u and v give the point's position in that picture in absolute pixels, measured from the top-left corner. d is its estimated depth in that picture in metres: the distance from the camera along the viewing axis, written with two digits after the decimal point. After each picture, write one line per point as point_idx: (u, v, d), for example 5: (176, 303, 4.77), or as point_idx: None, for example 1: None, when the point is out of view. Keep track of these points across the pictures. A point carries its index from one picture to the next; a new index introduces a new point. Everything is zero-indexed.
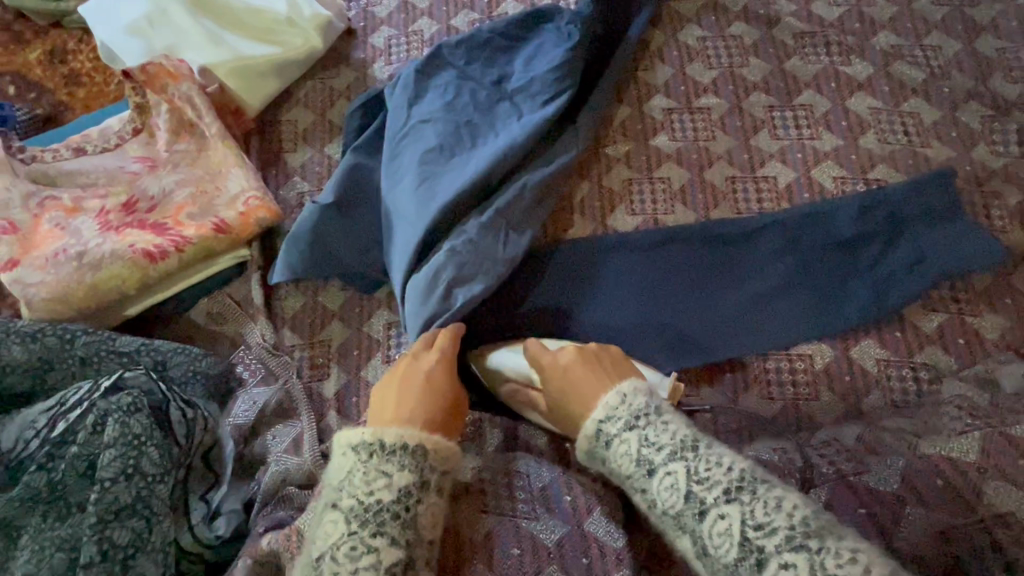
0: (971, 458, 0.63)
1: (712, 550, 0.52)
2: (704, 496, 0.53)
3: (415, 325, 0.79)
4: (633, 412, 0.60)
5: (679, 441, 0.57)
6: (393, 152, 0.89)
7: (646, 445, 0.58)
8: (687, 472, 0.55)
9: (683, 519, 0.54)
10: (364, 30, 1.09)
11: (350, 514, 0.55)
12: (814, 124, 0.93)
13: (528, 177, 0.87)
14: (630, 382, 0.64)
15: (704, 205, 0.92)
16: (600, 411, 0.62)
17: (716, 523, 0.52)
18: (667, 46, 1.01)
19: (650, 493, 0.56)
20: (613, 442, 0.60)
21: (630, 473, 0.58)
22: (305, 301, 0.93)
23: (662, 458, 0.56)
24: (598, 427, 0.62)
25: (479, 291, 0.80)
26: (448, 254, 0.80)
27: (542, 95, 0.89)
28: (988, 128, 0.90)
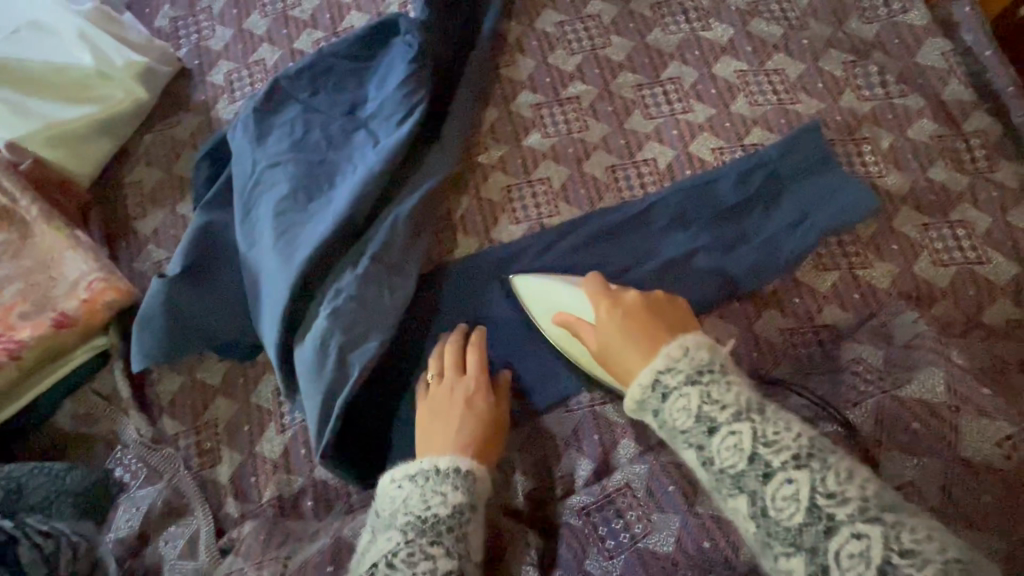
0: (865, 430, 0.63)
1: (773, 514, 0.49)
2: (771, 460, 0.51)
3: (309, 395, 0.71)
4: (694, 367, 0.56)
5: (743, 403, 0.53)
6: (245, 205, 0.80)
7: (707, 402, 0.54)
8: (752, 434, 0.52)
9: (744, 479, 0.51)
10: (200, 68, 0.99)
11: (407, 527, 0.57)
12: (684, 97, 0.90)
13: (398, 209, 0.79)
14: (682, 342, 0.58)
15: (589, 200, 0.88)
16: (660, 361, 0.57)
17: (782, 488, 0.50)
18: (525, 36, 0.95)
19: (707, 451, 0.53)
20: (670, 398, 0.55)
21: (686, 427, 0.54)
22: (182, 381, 0.84)
23: (725, 417, 0.53)
24: (656, 377, 0.57)
25: (373, 349, 0.72)
26: (329, 317, 0.72)
27: (396, 116, 0.81)
28: (851, 74, 0.89)
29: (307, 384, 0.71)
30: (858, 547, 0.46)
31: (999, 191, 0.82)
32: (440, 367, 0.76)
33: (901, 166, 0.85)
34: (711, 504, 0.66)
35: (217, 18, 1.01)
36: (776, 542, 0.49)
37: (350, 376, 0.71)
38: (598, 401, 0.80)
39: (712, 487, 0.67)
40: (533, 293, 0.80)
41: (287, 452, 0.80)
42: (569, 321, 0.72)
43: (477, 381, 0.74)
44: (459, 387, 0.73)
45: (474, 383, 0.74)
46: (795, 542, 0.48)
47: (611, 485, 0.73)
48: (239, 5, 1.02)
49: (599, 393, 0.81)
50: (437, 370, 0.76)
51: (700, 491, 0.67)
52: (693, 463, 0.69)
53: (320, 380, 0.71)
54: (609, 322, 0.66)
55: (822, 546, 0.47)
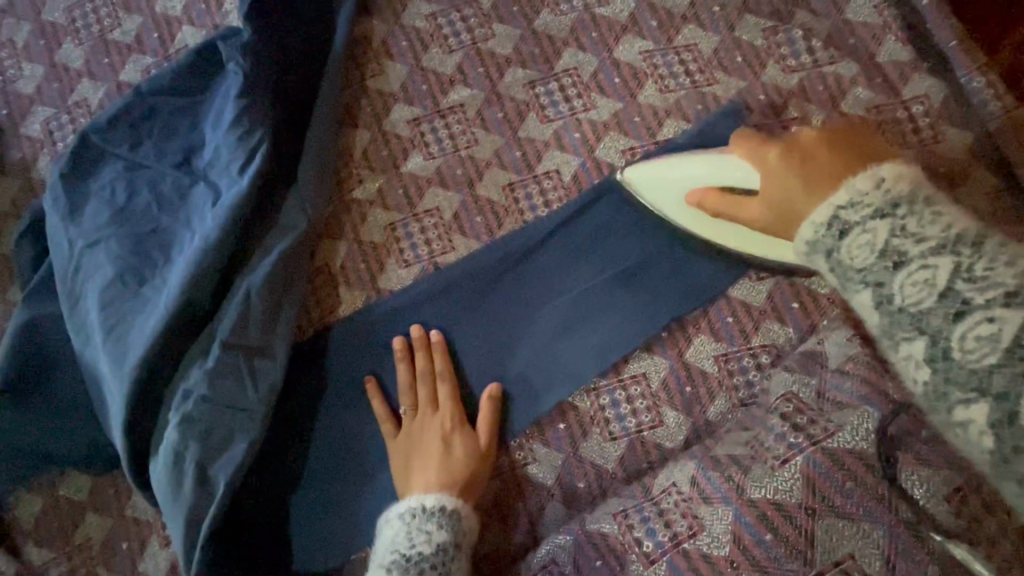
0: (795, 498, 0.56)
1: (959, 357, 0.38)
2: (971, 298, 0.38)
3: (173, 522, 0.61)
4: (891, 200, 0.43)
5: (947, 234, 0.41)
6: (68, 295, 0.66)
7: (899, 234, 0.42)
8: (953, 268, 0.40)
9: (926, 319, 0.40)
10: (10, 118, 0.82)
11: (391, 565, 0.59)
12: (584, 91, 0.77)
13: (250, 279, 0.66)
14: (889, 170, 0.45)
15: (486, 227, 0.75)
16: (840, 195, 0.45)
17: (978, 327, 0.38)
18: (392, 36, 0.80)
19: (888, 289, 0.42)
20: (850, 235, 0.44)
21: (866, 265, 0.43)
22: (44, 501, 0.73)
23: (921, 250, 0.41)
24: (835, 212, 0.45)
25: (240, 454, 0.62)
26: (179, 427, 0.61)
27: (234, 163, 0.68)
28: (772, 42, 0.76)
29: (166, 507, 0.61)
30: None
31: (946, 164, 0.72)
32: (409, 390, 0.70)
33: None
34: None
35: (22, 54, 0.84)
36: (954, 388, 0.38)
37: (216, 493, 0.60)
38: (520, 463, 0.70)
39: (640, 566, 0.59)
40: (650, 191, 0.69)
41: (175, 567, 0.70)
42: (704, 196, 0.63)
43: (456, 411, 0.69)
44: (435, 423, 0.68)
45: (451, 415, 0.69)
46: (981, 386, 0.37)
47: (534, 560, 0.65)
48: (47, 33, 0.84)
49: (519, 452, 0.70)
50: (407, 400, 0.69)
51: (628, 569, 0.59)
52: (620, 533, 0.61)
53: (178, 502, 0.60)
54: (773, 168, 0.55)
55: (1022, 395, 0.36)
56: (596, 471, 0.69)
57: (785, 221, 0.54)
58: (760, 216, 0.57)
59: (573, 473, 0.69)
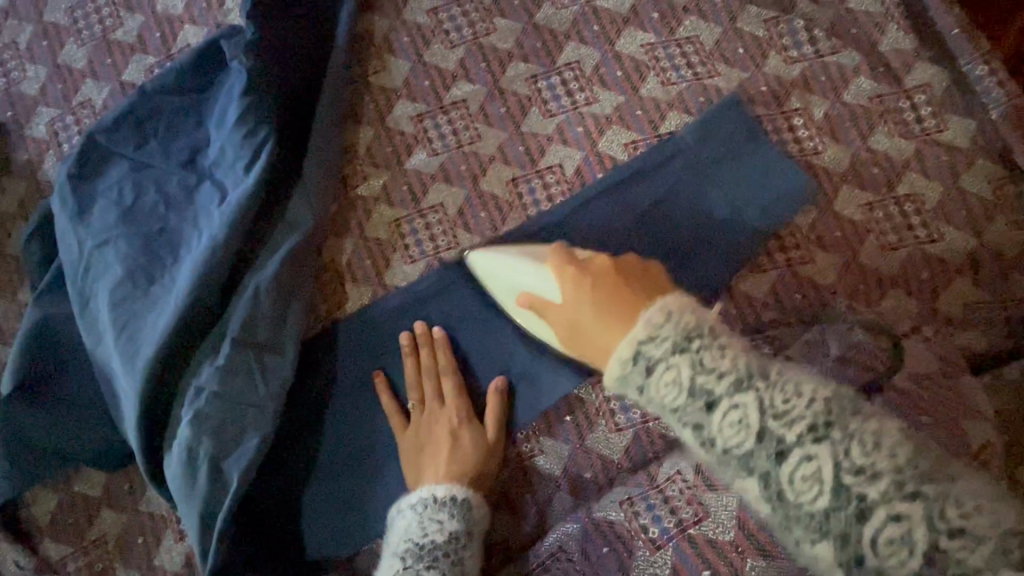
0: None
1: (792, 497, 0.37)
2: (784, 437, 0.37)
3: (189, 516, 0.62)
4: (683, 331, 0.42)
5: (742, 366, 0.40)
6: (79, 295, 0.67)
7: (701, 371, 0.40)
8: (757, 405, 0.38)
9: (752, 460, 0.38)
10: (15, 119, 0.82)
11: (405, 554, 0.61)
12: (587, 84, 0.77)
13: (258, 276, 0.67)
14: (664, 304, 0.45)
15: (491, 222, 0.76)
16: (641, 329, 0.43)
17: (802, 466, 0.36)
18: (394, 33, 0.80)
19: (707, 431, 0.39)
20: (656, 372, 0.42)
21: (677, 405, 0.40)
22: (60, 497, 0.74)
23: (725, 388, 0.39)
24: (638, 349, 0.43)
25: (253, 449, 0.63)
26: (193, 423, 0.62)
27: (241, 162, 0.68)
28: (774, 32, 0.76)
29: (181, 502, 0.62)
30: (897, 531, 0.34)
31: (948, 153, 0.72)
32: (415, 386, 0.70)
33: (838, 138, 0.74)
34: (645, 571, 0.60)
35: (25, 55, 0.84)
36: (797, 527, 0.37)
37: (230, 487, 0.62)
38: (526, 454, 0.71)
39: (646, 552, 0.60)
40: (485, 268, 0.69)
41: (190, 560, 0.72)
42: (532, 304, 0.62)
43: (464, 405, 0.70)
44: (442, 418, 0.69)
45: (459, 409, 0.69)
46: (822, 529, 0.36)
47: (544, 548, 0.66)
48: (49, 34, 0.84)
49: (526, 444, 0.71)
50: (414, 395, 0.70)
51: (635, 557, 0.61)
52: (628, 522, 0.62)
53: (193, 497, 0.61)
54: (571, 295, 0.57)
55: (855, 535, 0.35)
56: (603, 461, 0.70)
57: (585, 346, 0.54)
58: (558, 329, 0.58)
59: (580, 463, 0.70)
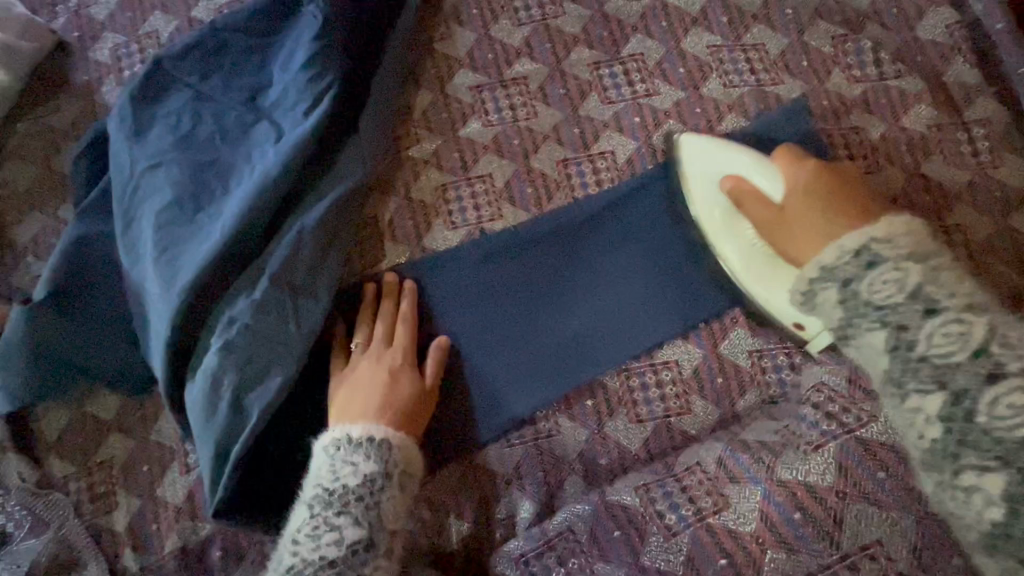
0: (827, 482, 0.57)
1: (984, 421, 0.43)
2: (1005, 364, 0.44)
3: (202, 445, 0.61)
4: (924, 249, 0.50)
5: (970, 298, 0.48)
6: (124, 213, 0.67)
7: (929, 280, 0.48)
8: (986, 331, 0.45)
9: (948, 374, 0.45)
10: (80, 41, 0.83)
11: (314, 499, 0.59)
12: (648, 77, 0.77)
13: (303, 219, 0.67)
14: (906, 223, 0.52)
15: (536, 199, 0.76)
16: (879, 230, 0.51)
17: (1008, 393, 0.43)
18: (464, 4, 0.81)
19: (911, 334, 0.47)
20: (877, 268, 0.50)
21: (894, 303, 0.48)
22: (71, 415, 0.73)
23: (951, 302, 0.47)
24: (866, 243, 0.51)
25: (274, 388, 0.62)
26: (220, 351, 0.62)
27: (302, 105, 0.69)
28: (840, 50, 0.76)
29: (198, 430, 0.62)
30: None
31: (1000, 189, 0.72)
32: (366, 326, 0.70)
33: (892, 160, 0.73)
34: (658, 556, 0.59)
35: None
36: (970, 450, 0.44)
37: (248, 422, 0.61)
38: (543, 434, 0.71)
39: (661, 538, 0.60)
40: (693, 155, 0.70)
41: (193, 496, 0.71)
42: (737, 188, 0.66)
43: (407, 349, 0.69)
44: (385, 356, 0.68)
45: (402, 352, 0.68)
46: (1003, 457, 0.43)
47: (552, 528, 0.64)
48: None
49: (545, 424, 0.71)
50: (363, 334, 0.69)
51: (648, 541, 0.60)
52: (642, 507, 0.62)
53: (211, 426, 0.61)
54: (798, 191, 0.62)
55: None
56: (619, 449, 0.69)
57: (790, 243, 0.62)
58: (762, 216, 0.64)
59: (595, 449, 0.70)
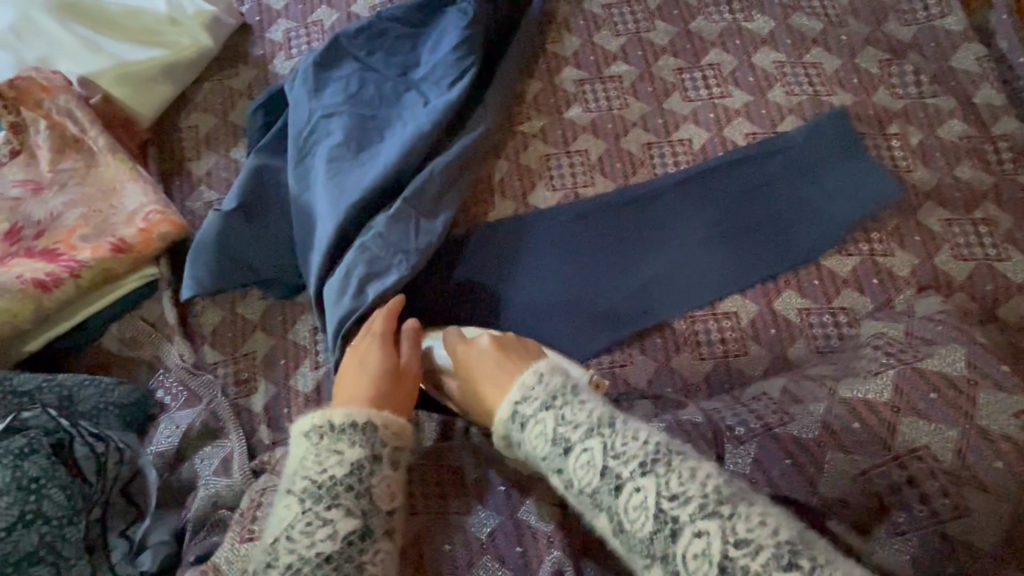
0: (885, 399, 0.66)
1: (628, 527, 0.48)
2: (620, 472, 0.49)
3: (333, 320, 0.76)
4: (550, 393, 0.56)
5: (595, 419, 0.53)
6: (298, 149, 0.84)
7: (562, 424, 0.53)
8: (602, 447, 0.51)
9: (598, 496, 0.50)
10: (260, 24, 1.03)
11: (302, 493, 0.57)
12: (722, 82, 0.94)
13: (437, 163, 0.83)
14: (537, 368, 0.58)
15: (623, 173, 0.91)
16: (516, 392, 0.57)
17: (632, 497, 0.48)
18: (573, 16, 0.99)
19: (566, 473, 0.52)
20: (527, 426, 0.55)
21: (545, 453, 0.53)
22: (224, 315, 0.88)
23: (578, 436, 0.52)
24: (515, 409, 0.57)
25: (393, 282, 0.76)
26: (358, 249, 0.77)
27: (447, 79, 0.86)
28: (886, 72, 0.92)
29: (329, 307, 0.76)
30: (700, 549, 0.45)
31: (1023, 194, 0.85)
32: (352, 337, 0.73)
33: (927, 163, 0.88)
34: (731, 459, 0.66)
35: None
36: (637, 556, 0.48)
37: (366, 304, 0.75)
38: (618, 363, 0.84)
39: None
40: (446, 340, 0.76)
41: (320, 387, 0.84)
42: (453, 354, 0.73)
43: (379, 349, 0.70)
44: (365, 351, 0.70)
45: (374, 352, 0.70)
46: (652, 553, 0.47)
47: None
48: None
49: (620, 355, 0.84)
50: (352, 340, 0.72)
51: None
52: None
53: (339, 305, 0.75)
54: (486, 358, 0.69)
55: (670, 552, 0.46)
56: (684, 381, 0.82)
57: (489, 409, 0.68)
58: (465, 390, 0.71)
59: (663, 379, 0.82)
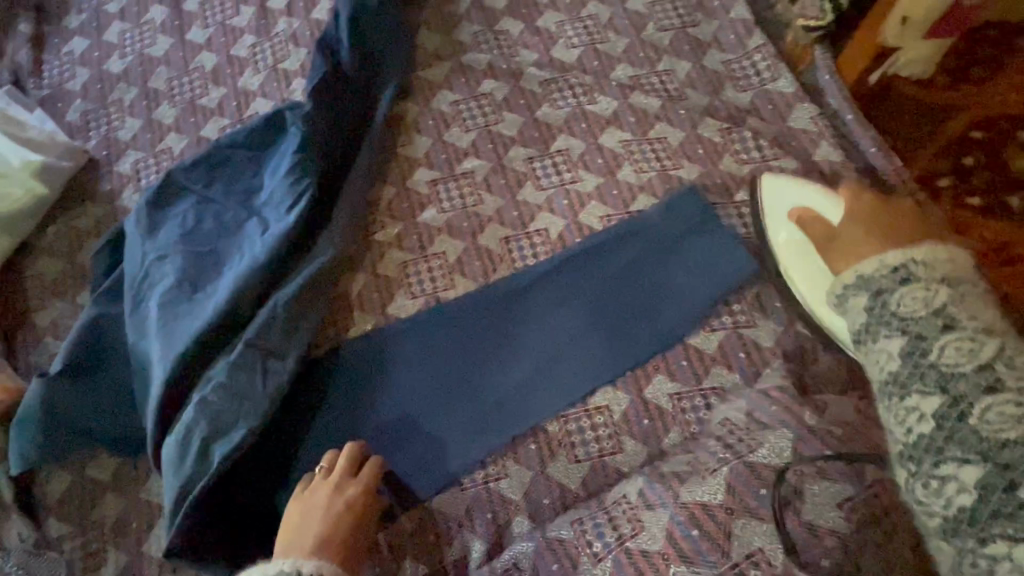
0: (718, 500, 0.62)
1: (974, 420, 0.43)
2: (1008, 382, 0.43)
3: (172, 487, 0.70)
4: (948, 273, 0.49)
5: (992, 324, 0.47)
6: (133, 296, 0.80)
7: (955, 302, 0.47)
8: (997, 351, 0.44)
9: (953, 381, 0.44)
10: (107, 158, 1.01)
11: None
12: (573, 167, 0.94)
13: (280, 294, 0.79)
14: (948, 253, 0.50)
15: (483, 271, 0.89)
16: (917, 254, 0.50)
17: (1007, 405, 0.42)
18: (422, 116, 0.99)
19: (925, 343, 0.46)
20: (911, 284, 0.48)
21: (914, 314, 0.47)
22: (72, 479, 0.82)
23: (970, 326, 0.46)
24: (905, 264, 0.50)
25: (237, 440, 0.71)
26: (196, 406, 0.72)
27: (285, 203, 0.84)
28: (728, 140, 0.93)
29: (168, 474, 0.71)
30: None
31: None
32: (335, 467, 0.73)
33: None
34: None
35: (127, 110, 1.04)
36: (954, 447, 0.43)
37: (212, 468, 0.70)
38: (491, 477, 0.79)
39: (589, 564, 0.66)
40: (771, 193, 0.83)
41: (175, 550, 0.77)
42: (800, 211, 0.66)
43: (363, 493, 0.71)
44: (341, 491, 0.70)
45: (357, 496, 0.70)
46: (986, 452, 0.41)
47: (500, 564, 0.72)
48: (149, 97, 1.05)
49: (494, 468, 0.79)
50: (329, 466, 0.73)
51: (579, 568, 0.66)
52: (575, 539, 0.69)
53: (179, 472, 0.70)
54: (868, 214, 0.60)
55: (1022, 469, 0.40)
56: (561, 489, 0.78)
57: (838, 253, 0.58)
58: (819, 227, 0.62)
59: (539, 488, 0.78)
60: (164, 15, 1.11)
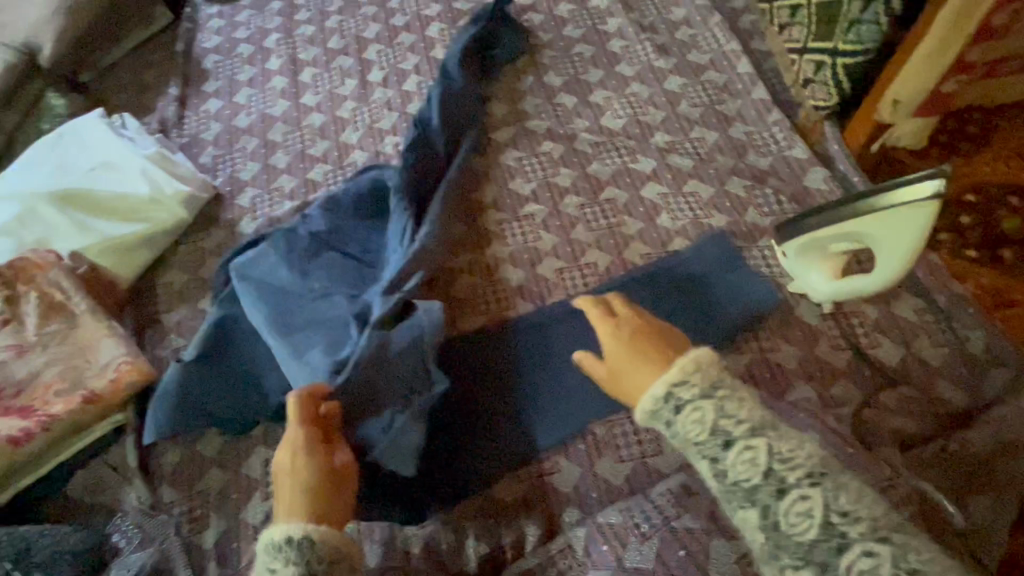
0: None
1: (785, 525, 0.57)
2: (789, 479, 0.59)
3: None
4: (707, 384, 0.65)
5: (755, 421, 0.63)
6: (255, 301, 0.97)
7: (721, 414, 0.63)
8: (766, 450, 0.60)
9: (756, 491, 0.60)
10: (230, 193, 1.22)
11: None
12: (618, 213, 1.11)
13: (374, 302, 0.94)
14: (698, 359, 0.67)
15: (540, 295, 1.05)
16: (676, 375, 0.66)
17: (797, 504, 0.58)
18: (491, 168, 1.19)
19: (719, 462, 0.62)
20: (684, 408, 0.65)
21: (699, 437, 0.63)
22: (183, 455, 0.95)
23: (740, 431, 0.62)
24: (669, 390, 0.66)
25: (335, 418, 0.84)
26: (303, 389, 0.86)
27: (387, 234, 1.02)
28: (751, 195, 1.09)
29: None
30: (870, 564, 0.53)
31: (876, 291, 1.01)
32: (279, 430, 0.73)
33: None
34: (636, 559, 0.74)
35: (249, 156, 1.27)
36: (784, 553, 0.57)
37: None
38: (546, 470, 0.90)
39: (637, 543, 0.76)
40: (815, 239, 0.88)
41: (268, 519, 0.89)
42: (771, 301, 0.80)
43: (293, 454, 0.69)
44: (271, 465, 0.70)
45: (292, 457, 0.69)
46: (804, 555, 0.56)
47: (554, 547, 0.82)
48: (268, 146, 1.28)
49: (547, 462, 0.90)
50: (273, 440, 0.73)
51: (628, 547, 0.76)
52: (623, 523, 0.79)
53: None
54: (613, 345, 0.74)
55: (832, 562, 0.55)
56: (606, 484, 0.88)
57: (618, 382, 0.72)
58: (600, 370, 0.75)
59: (588, 483, 0.88)
60: (284, 83, 1.37)
